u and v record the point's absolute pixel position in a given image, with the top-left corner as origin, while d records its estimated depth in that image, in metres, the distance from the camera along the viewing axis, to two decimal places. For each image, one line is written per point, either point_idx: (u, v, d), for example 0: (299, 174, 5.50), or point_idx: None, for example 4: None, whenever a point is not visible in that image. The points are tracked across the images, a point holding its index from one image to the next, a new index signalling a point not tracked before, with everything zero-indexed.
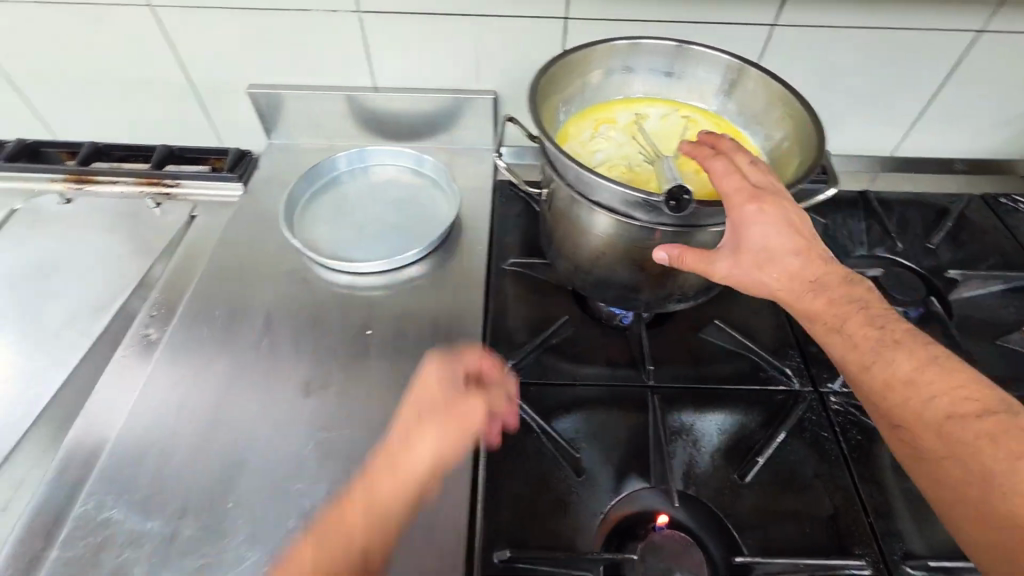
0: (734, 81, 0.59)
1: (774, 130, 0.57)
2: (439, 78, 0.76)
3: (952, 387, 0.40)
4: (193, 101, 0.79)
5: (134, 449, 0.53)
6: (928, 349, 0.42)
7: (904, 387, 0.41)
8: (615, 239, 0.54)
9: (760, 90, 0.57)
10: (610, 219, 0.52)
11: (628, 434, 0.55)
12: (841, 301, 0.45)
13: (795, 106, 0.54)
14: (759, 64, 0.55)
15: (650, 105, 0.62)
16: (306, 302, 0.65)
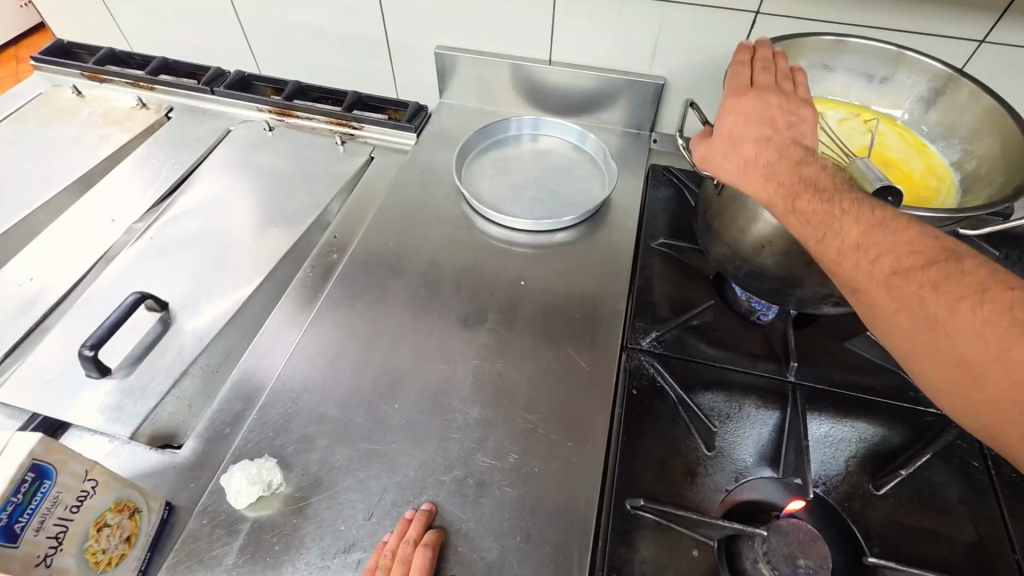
0: (938, 90, 0.58)
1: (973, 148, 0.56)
2: (613, 58, 0.79)
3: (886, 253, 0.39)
4: (384, 55, 0.87)
5: (315, 342, 0.60)
6: (906, 239, 0.39)
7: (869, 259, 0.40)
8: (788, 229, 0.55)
9: (968, 104, 0.55)
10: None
11: (762, 422, 0.56)
12: (803, 189, 0.42)
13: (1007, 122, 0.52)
14: (974, 77, 0.54)
15: (831, 108, 0.61)
16: (466, 247, 0.71)
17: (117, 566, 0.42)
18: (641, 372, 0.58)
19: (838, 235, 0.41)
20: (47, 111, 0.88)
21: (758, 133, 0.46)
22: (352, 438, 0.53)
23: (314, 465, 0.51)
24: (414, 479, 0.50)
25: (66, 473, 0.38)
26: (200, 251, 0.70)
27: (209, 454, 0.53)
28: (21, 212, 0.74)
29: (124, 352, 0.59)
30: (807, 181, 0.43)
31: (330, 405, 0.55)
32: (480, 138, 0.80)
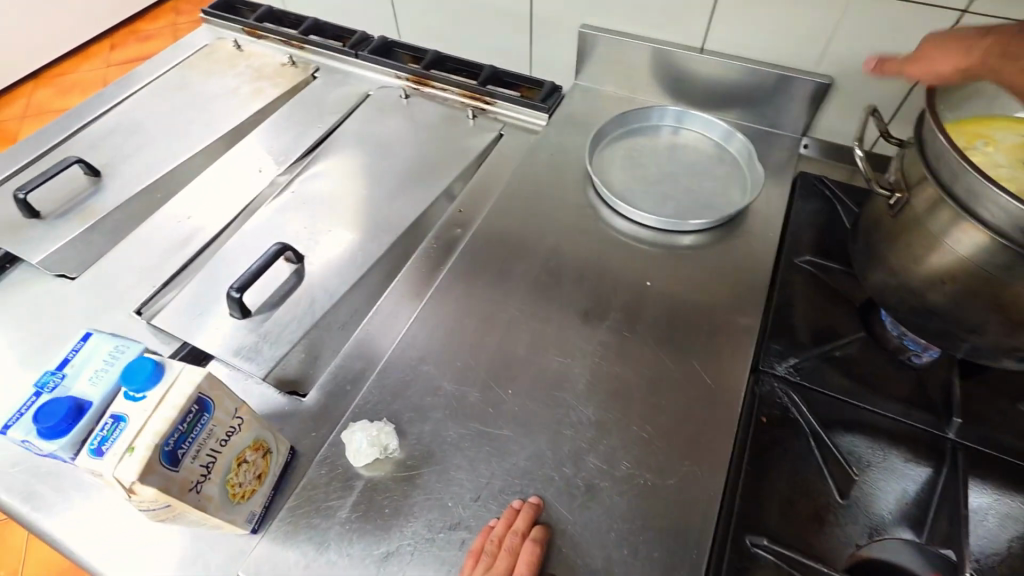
0: None
1: None
2: (775, 52, 0.73)
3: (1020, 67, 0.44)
4: (526, 31, 0.85)
5: (435, 314, 0.61)
6: None
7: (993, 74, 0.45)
8: (982, 266, 0.47)
9: None
10: (988, 240, 0.46)
11: (910, 479, 0.50)
12: None
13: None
14: None
15: None
16: (591, 238, 0.68)
17: (248, 499, 0.45)
18: (772, 400, 0.53)
19: None
20: (210, 62, 0.95)
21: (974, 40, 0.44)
22: (465, 417, 0.53)
23: (427, 436, 0.52)
24: (522, 468, 0.50)
25: (220, 409, 0.40)
26: (334, 210, 0.72)
27: (329, 407, 0.55)
28: (183, 153, 0.80)
29: (262, 297, 0.63)
30: None
31: (446, 380, 0.55)
32: (616, 125, 0.77)
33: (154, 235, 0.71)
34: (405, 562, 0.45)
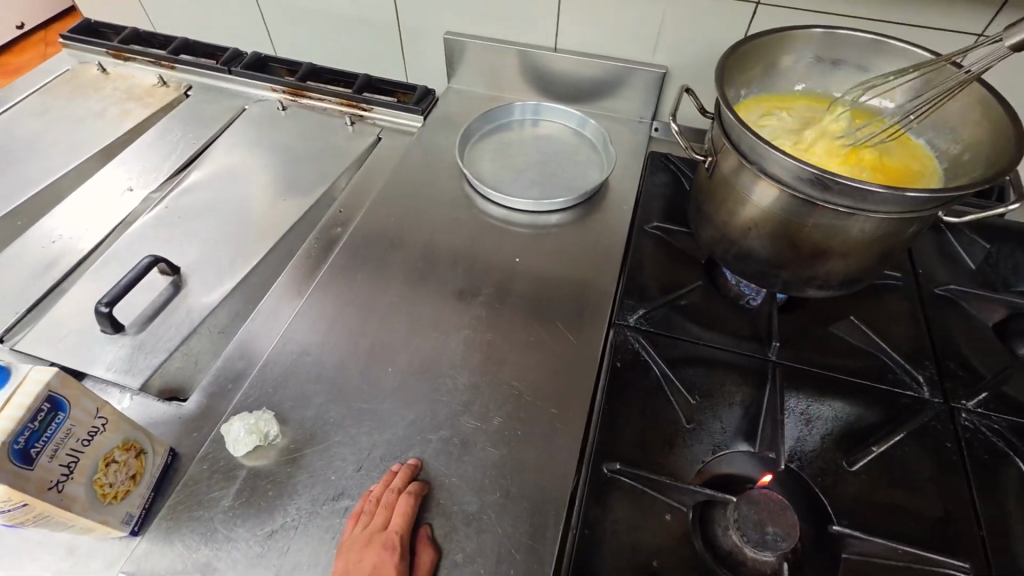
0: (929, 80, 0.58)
1: (958, 139, 0.57)
2: (616, 47, 0.81)
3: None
4: (395, 41, 0.90)
5: (316, 308, 0.63)
6: None
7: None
8: (774, 209, 0.56)
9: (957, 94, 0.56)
10: (778, 190, 0.54)
11: (744, 398, 0.58)
12: None
13: (995, 109, 0.52)
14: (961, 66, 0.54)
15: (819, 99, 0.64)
16: (465, 225, 0.73)
17: (123, 500, 0.46)
18: (626, 347, 0.60)
19: None
20: (73, 87, 0.92)
21: None
22: (348, 396, 0.56)
23: (309, 420, 0.54)
24: (401, 436, 0.53)
25: (78, 409, 0.41)
26: (212, 221, 0.73)
27: (212, 407, 0.56)
28: (46, 179, 0.78)
29: (137, 311, 0.63)
30: None
31: (328, 367, 0.58)
32: (483, 122, 0.82)
33: (15, 262, 0.69)
34: (291, 537, 0.47)
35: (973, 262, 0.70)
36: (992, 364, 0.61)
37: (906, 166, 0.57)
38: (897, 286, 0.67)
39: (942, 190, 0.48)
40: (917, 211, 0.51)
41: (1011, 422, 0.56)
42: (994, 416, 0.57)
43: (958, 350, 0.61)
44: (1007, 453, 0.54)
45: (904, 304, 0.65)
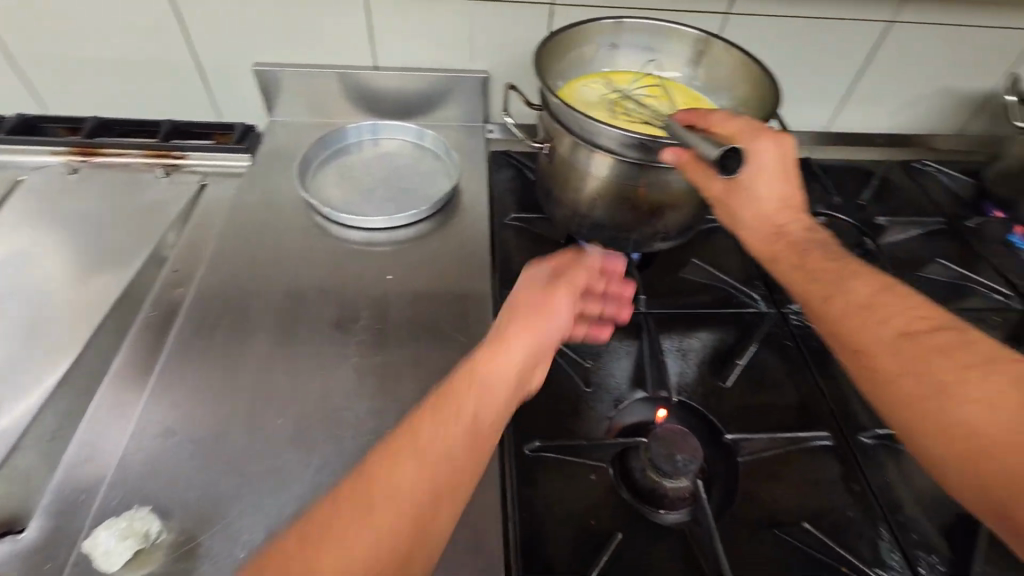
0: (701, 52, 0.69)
1: (733, 95, 0.69)
2: (436, 59, 0.84)
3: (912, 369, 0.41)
4: (199, 80, 0.83)
5: (173, 380, 0.55)
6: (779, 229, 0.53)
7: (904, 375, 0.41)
8: (612, 179, 0.62)
9: (723, 61, 0.68)
10: (611, 159, 0.60)
11: (627, 352, 0.63)
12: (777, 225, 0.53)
13: (752, 65, 0.64)
14: (721, 37, 0.65)
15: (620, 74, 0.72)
16: (325, 255, 0.70)
17: None
18: None
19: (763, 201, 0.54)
20: None
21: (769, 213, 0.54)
22: (238, 462, 0.50)
23: (196, 501, 0.47)
24: (310, 485, 0.49)
25: None
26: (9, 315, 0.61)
27: (61, 526, 0.47)
28: None
29: None
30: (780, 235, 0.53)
31: (206, 438, 0.51)
32: (319, 149, 0.79)
33: None
34: None
35: None
36: None
37: None
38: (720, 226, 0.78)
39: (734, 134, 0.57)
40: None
41: None
42: None
43: None
44: None
45: (728, 240, 0.77)
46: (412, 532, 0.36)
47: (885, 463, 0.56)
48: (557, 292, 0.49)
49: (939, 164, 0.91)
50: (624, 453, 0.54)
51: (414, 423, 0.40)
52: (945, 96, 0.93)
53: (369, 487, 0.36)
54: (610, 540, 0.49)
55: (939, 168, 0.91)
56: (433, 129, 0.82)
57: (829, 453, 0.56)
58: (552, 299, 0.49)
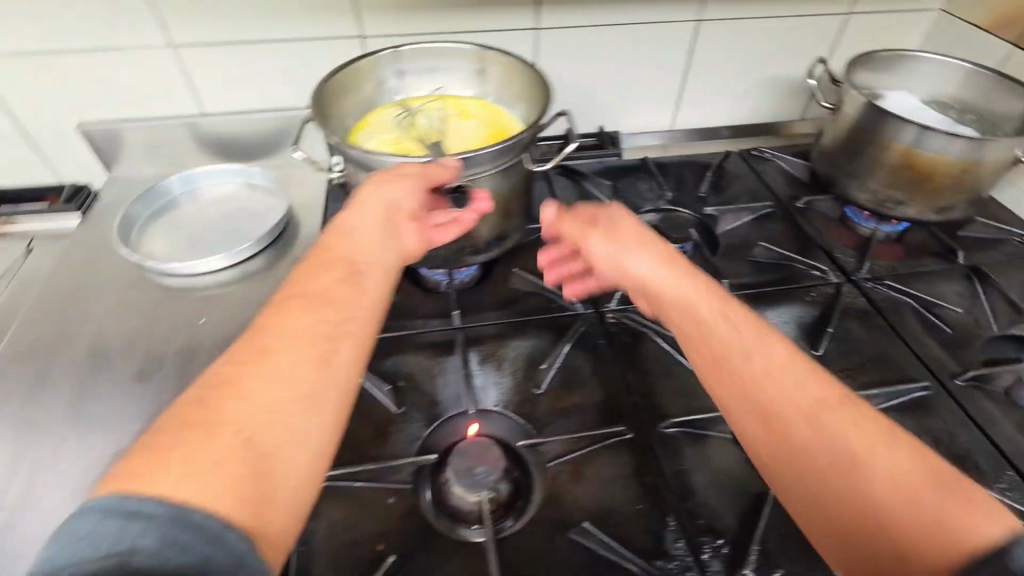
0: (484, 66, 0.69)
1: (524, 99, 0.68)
2: (262, 100, 0.83)
3: (745, 322, 0.46)
4: (24, 145, 0.81)
5: None
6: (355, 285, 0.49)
7: (647, 256, 0.52)
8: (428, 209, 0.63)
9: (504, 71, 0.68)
10: None
11: (450, 366, 0.63)
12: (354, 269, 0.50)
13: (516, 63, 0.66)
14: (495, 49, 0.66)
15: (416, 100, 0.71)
16: (139, 307, 0.68)
17: None
18: None
19: (350, 246, 0.52)
20: None
21: (378, 221, 0.55)
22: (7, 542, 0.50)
23: None
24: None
25: None
26: None
27: None
28: None
29: None
30: (368, 261, 0.52)
31: None
32: (142, 205, 0.77)
33: None
34: None
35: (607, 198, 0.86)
36: None
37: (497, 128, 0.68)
38: None
39: (512, 138, 0.61)
40: (512, 161, 0.63)
41: (641, 307, 0.68)
42: (632, 305, 0.68)
43: None
44: (643, 331, 0.65)
45: None
46: (247, 463, 0.37)
47: (684, 449, 0.56)
48: (308, 294, 0.47)
49: (774, 151, 0.94)
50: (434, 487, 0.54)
51: (215, 391, 0.39)
52: (773, 84, 0.96)
53: (210, 411, 0.38)
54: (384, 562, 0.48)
55: (773, 154, 0.93)
56: (245, 175, 0.81)
57: (628, 447, 0.55)
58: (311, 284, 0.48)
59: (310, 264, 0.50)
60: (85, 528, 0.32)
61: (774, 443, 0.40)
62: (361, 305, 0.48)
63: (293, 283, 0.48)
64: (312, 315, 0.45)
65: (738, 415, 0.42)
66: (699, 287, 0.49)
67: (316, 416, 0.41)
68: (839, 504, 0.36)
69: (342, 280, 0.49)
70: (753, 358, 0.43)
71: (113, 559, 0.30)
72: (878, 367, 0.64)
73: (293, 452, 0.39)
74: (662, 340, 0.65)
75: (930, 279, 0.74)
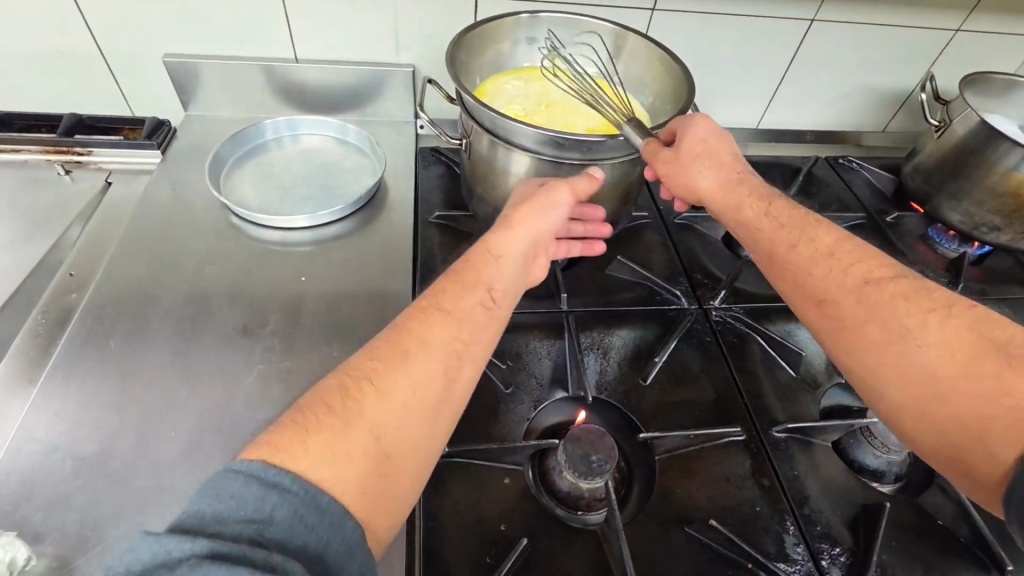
0: (619, 47, 0.67)
1: (656, 91, 0.67)
2: (358, 51, 0.80)
3: (845, 250, 0.49)
4: (106, 74, 0.77)
5: (56, 401, 0.52)
6: (487, 314, 0.47)
7: (741, 194, 0.56)
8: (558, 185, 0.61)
9: (640, 56, 0.66)
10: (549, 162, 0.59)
11: (557, 349, 0.63)
12: (486, 297, 0.48)
13: (658, 54, 0.64)
14: (639, 32, 0.64)
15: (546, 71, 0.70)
16: (237, 258, 0.66)
17: None
18: None
19: (483, 263, 0.50)
20: None
21: (520, 251, 0.52)
22: (134, 485, 0.48)
23: (74, 525, 0.45)
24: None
25: None
26: None
27: None
28: None
29: None
30: (496, 287, 0.49)
31: (91, 459, 0.49)
32: (232, 148, 0.74)
33: None
34: None
35: None
36: (725, 267, 0.74)
37: (620, 118, 0.67)
38: (648, 222, 0.78)
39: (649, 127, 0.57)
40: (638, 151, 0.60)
41: (745, 308, 0.68)
42: (736, 305, 0.69)
43: (701, 262, 0.74)
44: (748, 332, 0.66)
45: (656, 236, 0.76)
46: (378, 462, 0.36)
47: (795, 454, 0.56)
48: (444, 314, 0.44)
49: (861, 161, 0.94)
50: (549, 473, 0.54)
51: (354, 397, 0.37)
52: (867, 93, 0.95)
53: (338, 414, 0.36)
54: (516, 547, 0.48)
55: (860, 164, 0.93)
56: (337, 128, 0.79)
57: (741, 448, 0.56)
58: (456, 303, 0.46)
59: (449, 278, 0.48)
60: (226, 489, 0.30)
61: (863, 358, 0.44)
62: (489, 334, 0.46)
63: (432, 297, 0.46)
64: (456, 345, 0.43)
65: (827, 336, 0.47)
66: (795, 222, 0.52)
67: (431, 425, 0.40)
68: (938, 412, 0.40)
69: (482, 307, 0.46)
70: (846, 287, 0.47)
71: (249, 529, 0.29)
72: None
73: (413, 459, 0.38)
74: (767, 342, 0.65)
75: (1016, 307, 0.75)
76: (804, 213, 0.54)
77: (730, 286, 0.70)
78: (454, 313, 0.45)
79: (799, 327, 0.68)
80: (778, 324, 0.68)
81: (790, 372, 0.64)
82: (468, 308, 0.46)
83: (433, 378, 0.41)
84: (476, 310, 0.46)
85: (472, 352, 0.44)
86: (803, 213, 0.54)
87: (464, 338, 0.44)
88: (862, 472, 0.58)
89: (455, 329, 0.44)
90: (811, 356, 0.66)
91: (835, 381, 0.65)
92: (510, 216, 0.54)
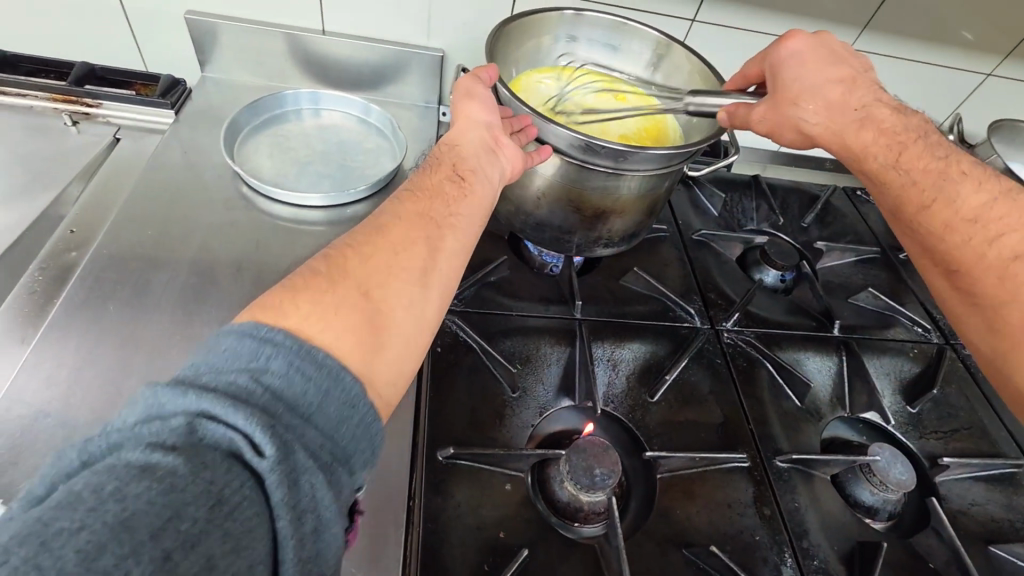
0: (660, 57, 0.66)
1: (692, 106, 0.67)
2: (387, 29, 0.77)
3: (981, 204, 0.49)
4: (121, 24, 0.74)
5: (48, 363, 0.50)
6: (462, 193, 0.48)
7: (866, 135, 0.51)
8: (585, 191, 0.60)
9: (680, 68, 0.65)
10: (579, 167, 0.58)
11: (567, 357, 0.62)
12: (457, 180, 0.49)
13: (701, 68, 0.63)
14: (682, 43, 0.62)
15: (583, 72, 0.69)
16: (246, 230, 0.64)
17: None
18: (443, 330, 0.60)
19: (458, 156, 0.52)
20: None
21: (484, 143, 0.54)
22: None
23: None
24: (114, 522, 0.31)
25: None
26: None
27: None
28: None
29: None
30: (469, 173, 0.51)
31: (80, 422, 0.47)
32: (249, 116, 0.72)
33: None
34: None
35: (716, 210, 0.83)
36: (739, 289, 0.73)
37: (653, 131, 0.66)
38: (666, 236, 0.77)
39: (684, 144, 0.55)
40: (669, 166, 0.58)
41: (757, 333, 0.68)
42: (747, 329, 0.69)
43: (715, 282, 0.73)
44: (757, 357, 0.66)
45: (673, 251, 0.75)
46: (372, 318, 0.36)
47: (796, 485, 0.56)
48: (421, 196, 0.47)
49: None
50: (549, 483, 0.53)
51: (343, 258, 0.39)
52: None
53: (326, 275, 0.37)
54: (516, 556, 0.47)
55: None
56: (360, 108, 0.77)
57: (744, 475, 0.56)
58: (440, 190, 0.47)
59: (428, 169, 0.50)
60: (223, 344, 0.31)
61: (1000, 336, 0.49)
62: (470, 217, 0.48)
63: (413, 184, 0.49)
64: (439, 220, 0.45)
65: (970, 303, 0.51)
66: (934, 172, 0.51)
67: (426, 294, 0.40)
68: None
69: (451, 181, 0.49)
70: (987, 264, 0.49)
71: (247, 374, 0.29)
72: (971, 436, 0.65)
73: (408, 316, 0.39)
74: (776, 369, 0.65)
75: None
76: (935, 152, 0.52)
77: (742, 309, 0.69)
78: (426, 196, 0.47)
79: (807, 357, 0.68)
80: (787, 351, 0.68)
81: (794, 402, 0.63)
82: (441, 190, 0.48)
83: (414, 250, 0.41)
84: (452, 196, 0.48)
85: (457, 233, 0.45)
86: (932, 151, 0.52)
87: (444, 218, 0.45)
88: (854, 506, 0.58)
89: (428, 208, 0.45)
90: (817, 388, 0.66)
91: (838, 416, 0.65)
92: (456, 114, 0.55)
